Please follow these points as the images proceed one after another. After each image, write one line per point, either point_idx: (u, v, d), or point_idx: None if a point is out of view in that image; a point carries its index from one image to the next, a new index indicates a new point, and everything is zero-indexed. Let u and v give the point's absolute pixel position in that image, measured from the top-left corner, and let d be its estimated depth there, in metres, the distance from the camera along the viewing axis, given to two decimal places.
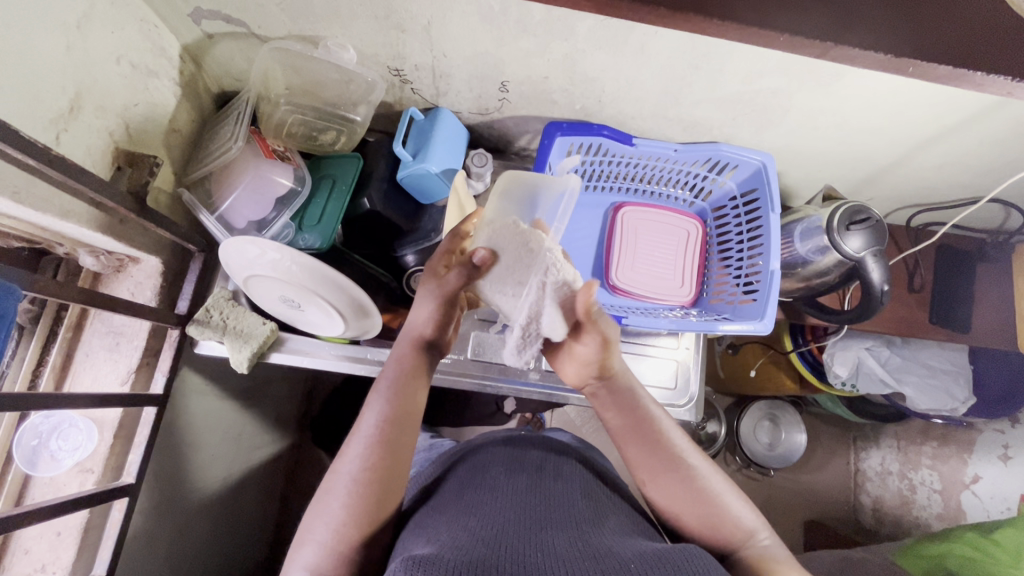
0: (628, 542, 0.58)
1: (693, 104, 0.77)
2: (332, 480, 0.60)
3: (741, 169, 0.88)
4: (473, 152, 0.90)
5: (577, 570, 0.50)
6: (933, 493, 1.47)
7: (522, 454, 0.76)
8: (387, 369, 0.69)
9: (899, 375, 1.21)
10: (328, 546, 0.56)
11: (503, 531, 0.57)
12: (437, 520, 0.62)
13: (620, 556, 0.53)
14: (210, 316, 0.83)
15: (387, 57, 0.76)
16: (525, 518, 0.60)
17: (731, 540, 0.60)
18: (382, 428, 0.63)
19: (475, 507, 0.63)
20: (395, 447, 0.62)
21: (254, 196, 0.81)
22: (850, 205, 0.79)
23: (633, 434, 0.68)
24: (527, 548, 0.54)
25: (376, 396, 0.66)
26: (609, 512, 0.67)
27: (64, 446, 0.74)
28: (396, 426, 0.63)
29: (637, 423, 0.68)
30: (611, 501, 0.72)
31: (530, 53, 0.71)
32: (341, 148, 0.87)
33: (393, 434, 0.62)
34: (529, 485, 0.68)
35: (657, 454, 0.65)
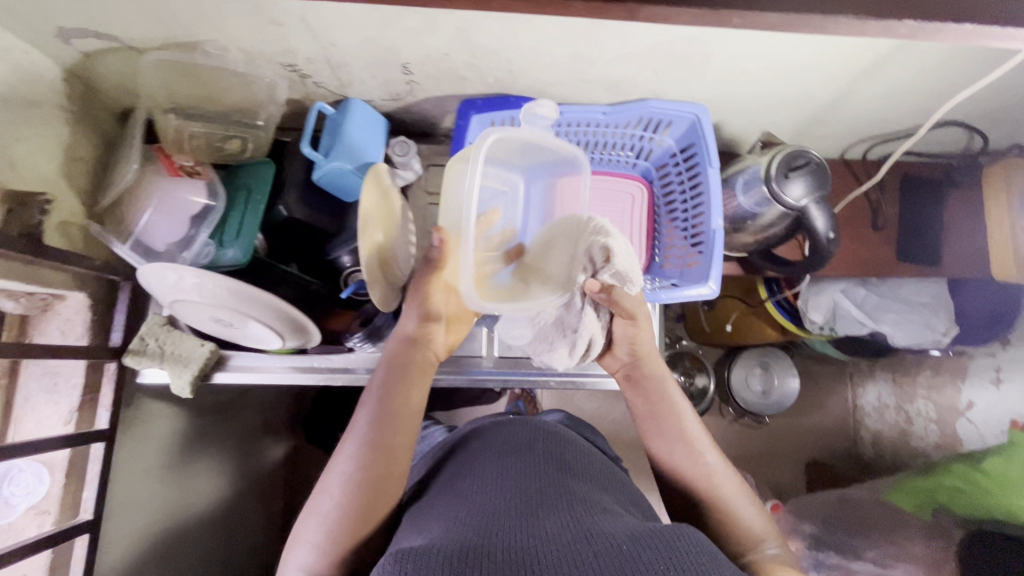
0: (618, 520, 0.57)
1: (609, 63, 0.72)
2: (325, 479, 0.62)
3: (676, 124, 0.83)
4: (395, 142, 0.85)
5: (571, 555, 0.49)
6: (930, 423, 1.49)
7: (509, 435, 0.74)
8: (382, 369, 0.73)
9: (878, 314, 1.17)
10: (319, 545, 0.57)
11: (496, 516, 0.57)
12: (431, 510, 0.62)
13: (613, 537, 0.52)
14: (146, 344, 0.81)
15: (275, 54, 0.71)
16: (519, 501, 0.59)
17: (740, 538, 0.65)
18: (373, 429, 0.65)
19: (468, 492, 0.62)
20: (388, 447, 0.64)
21: (166, 217, 0.77)
22: (789, 149, 0.73)
23: (637, 396, 0.78)
24: (518, 534, 0.53)
25: (369, 401, 0.69)
26: (599, 487, 0.67)
27: (18, 491, 0.73)
28: (385, 427, 0.65)
29: (660, 414, 0.76)
30: (605, 478, 0.71)
31: (419, 31, 0.65)
32: (252, 156, 0.83)
33: (385, 435, 0.64)
34: (524, 461, 0.67)
35: (676, 439, 0.73)
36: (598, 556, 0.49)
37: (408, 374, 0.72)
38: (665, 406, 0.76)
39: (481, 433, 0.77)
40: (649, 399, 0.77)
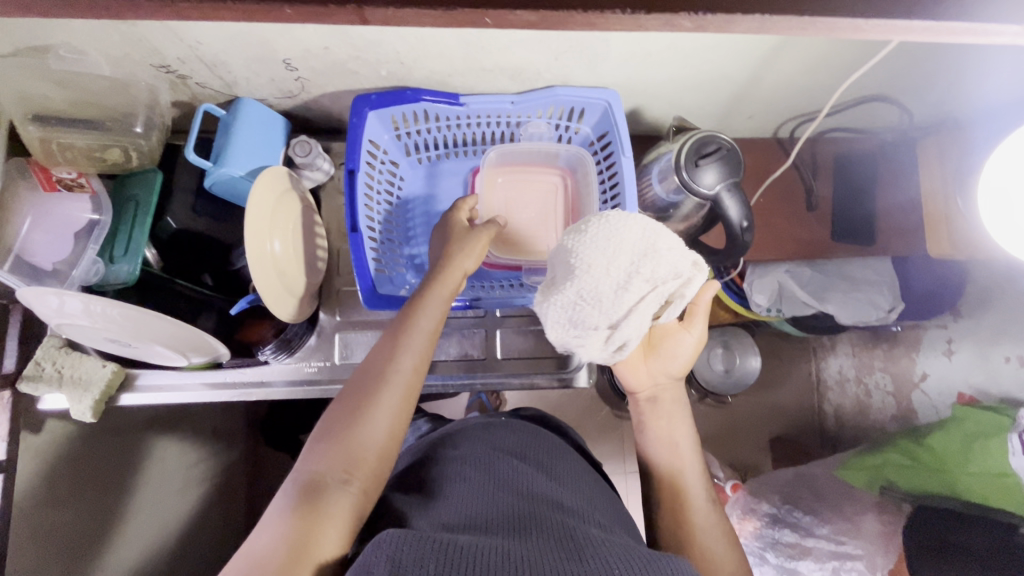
0: (610, 539, 0.54)
1: (505, 51, 0.67)
2: (352, 381, 0.60)
3: (589, 112, 0.79)
4: (295, 141, 0.80)
5: (561, 566, 0.47)
6: (886, 395, 1.51)
7: (504, 441, 0.72)
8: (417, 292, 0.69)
9: (823, 294, 1.15)
10: (338, 443, 0.55)
11: (494, 529, 0.54)
12: (431, 509, 0.59)
13: (604, 556, 0.49)
14: (42, 368, 0.77)
15: (141, 54, 0.66)
16: (518, 513, 0.56)
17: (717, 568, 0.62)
18: (407, 347, 0.62)
19: (475, 495, 0.60)
20: (416, 371, 0.62)
21: (45, 235, 0.72)
22: (698, 136, 0.70)
23: (647, 413, 0.75)
24: (514, 544, 0.50)
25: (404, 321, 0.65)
26: (584, 500, 0.64)
27: None
28: (419, 350, 0.63)
29: (669, 433, 0.73)
30: (598, 496, 0.68)
31: (287, 25, 0.60)
32: (139, 164, 0.77)
33: (416, 358, 0.62)
34: (527, 473, 0.65)
35: (681, 460, 0.70)
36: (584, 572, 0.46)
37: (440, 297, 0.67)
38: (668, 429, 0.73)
39: (482, 434, 0.74)
40: (660, 414, 0.74)
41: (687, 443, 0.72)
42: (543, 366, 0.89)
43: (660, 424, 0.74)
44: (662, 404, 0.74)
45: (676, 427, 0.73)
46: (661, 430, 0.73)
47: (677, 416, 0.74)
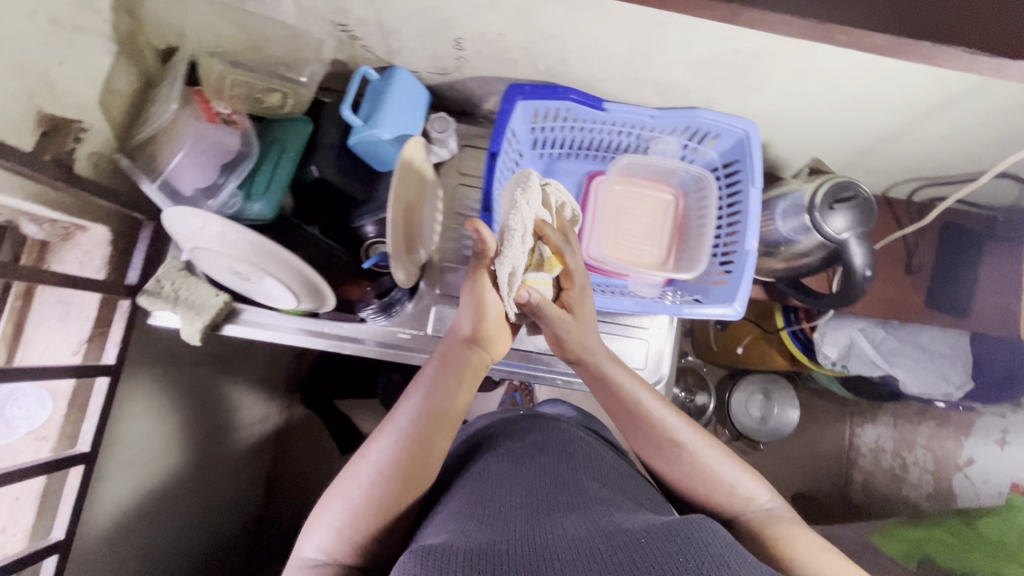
0: (637, 517, 0.54)
1: (666, 66, 0.70)
2: (356, 462, 0.60)
3: (722, 138, 0.80)
4: (433, 117, 0.84)
5: (591, 549, 0.46)
6: (924, 473, 1.45)
7: (525, 435, 0.71)
8: (431, 365, 0.68)
9: (894, 357, 1.14)
10: (340, 530, 0.55)
11: (513, 516, 0.53)
12: (448, 508, 0.58)
13: (631, 532, 0.49)
14: (162, 287, 0.81)
15: (328, 10, 0.69)
16: (534, 505, 0.55)
17: (732, 508, 0.63)
18: (416, 421, 0.62)
19: (485, 490, 0.59)
20: (425, 446, 0.60)
21: (197, 163, 0.76)
22: (836, 180, 0.71)
23: (605, 400, 0.71)
24: (537, 533, 0.50)
25: (416, 389, 0.65)
26: (617, 489, 0.63)
27: (19, 414, 0.74)
28: (428, 422, 0.62)
29: (618, 396, 0.70)
30: (616, 476, 0.67)
31: (477, 7, 0.63)
32: (290, 112, 0.81)
33: (425, 430, 0.61)
34: (541, 464, 0.63)
35: (640, 425, 0.68)
36: (618, 552, 0.45)
37: (456, 375, 0.66)
38: (631, 404, 0.69)
39: (510, 430, 0.73)
40: (598, 381, 0.71)
41: (639, 402, 0.69)
42: None
43: (608, 389, 0.71)
44: (612, 377, 0.70)
45: (620, 386, 0.70)
46: (610, 403, 0.71)
47: (619, 390, 0.70)
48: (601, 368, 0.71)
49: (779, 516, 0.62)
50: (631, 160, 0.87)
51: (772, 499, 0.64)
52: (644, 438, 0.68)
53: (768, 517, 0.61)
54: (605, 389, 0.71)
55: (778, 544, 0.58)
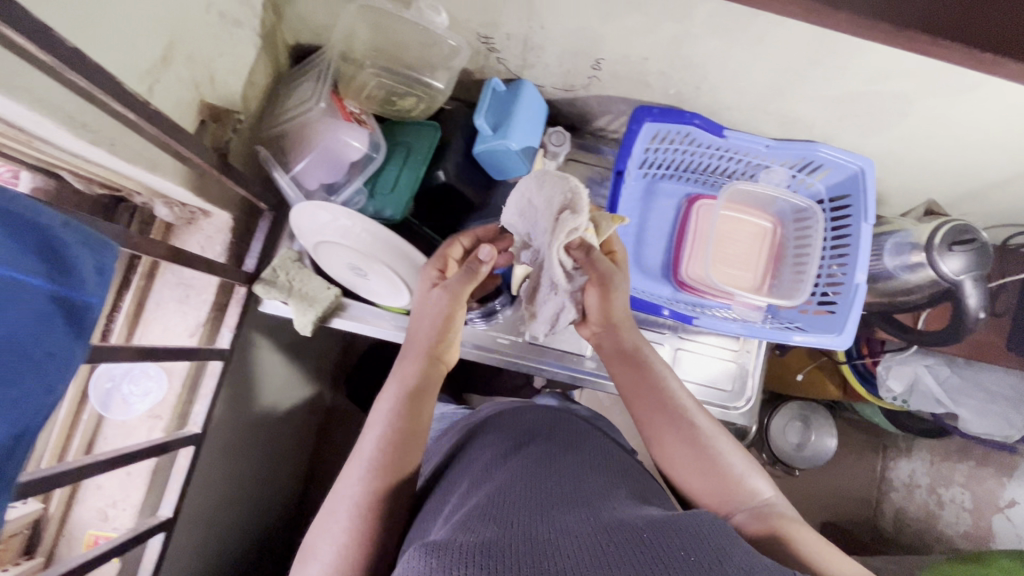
0: (639, 510, 0.52)
1: (800, 100, 0.72)
2: (333, 500, 0.59)
3: (834, 172, 0.82)
4: (550, 130, 0.86)
5: (590, 546, 0.44)
6: (962, 511, 1.43)
7: (527, 429, 0.70)
8: (392, 386, 0.67)
9: (958, 397, 1.15)
10: (332, 566, 0.54)
11: (514, 506, 0.51)
12: (455, 500, 0.57)
13: (630, 524, 0.47)
14: (276, 276, 0.83)
15: (479, 23, 0.71)
16: (535, 496, 0.53)
17: (737, 499, 0.61)
18: (387, 444, 0.61)
19: (488, 481, 0.57)
20: (400, 465, 0.61)
21: (326, 160, 0.78)
22: (954, 223, 0.73)
23: (629, 378, 0.71)
24: (539, 526, 0.48)
25: (380, 412, 0.64)
26: (621, 484, 0.60)
27: (135, 391, 0.76)
28: (403, 443, 0.61)
29: (643, 375, 0.70)
30: (630, 474, 0.65)
31: (634, 32, 0.66)
32: (419, 115, 0.83)
33: (400, 452, 0.61)
34: (540, 457, 0.61)
35: (658, 406, 0.67)
36: (618, 547, 0.43)
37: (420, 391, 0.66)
38: (654, 386, 0.69)
39: (503, 425, 0.72)
40: (629, 360, 0.72)
41: (661, 381, 0.69)
42: (707, 395, 0.93)
43: (635, 367, 0.71)
44: (645, 361, 0.71)
45: (644, 365, 0.71)
46: (628, 379, 0.71)
47: (653, 371, 0.70)
48: (640, 352, 0.72)
49: (782, 509, 0.60)
50: (741, 188, 0.88)
51: (778, 496, 0.62)
52: (660, 419, 0.67)
53: (773, 510, 0.59)
54: (637, 369, 0.71)
55: (783, 535, 0.56)
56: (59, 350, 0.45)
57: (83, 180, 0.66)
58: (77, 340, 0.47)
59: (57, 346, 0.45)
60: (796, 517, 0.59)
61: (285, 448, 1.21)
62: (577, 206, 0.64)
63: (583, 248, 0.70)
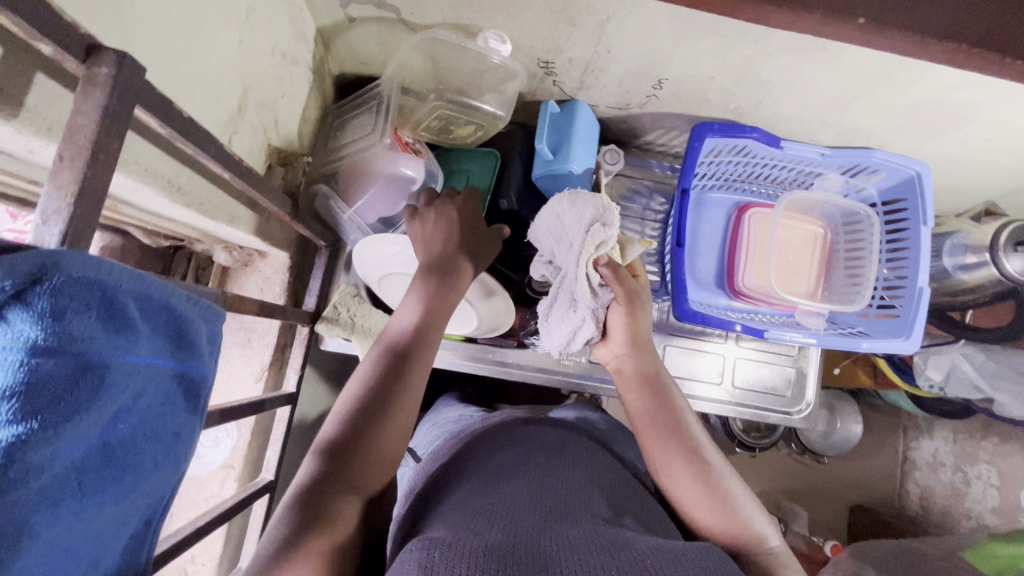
0: (646, 535, 0.52)
1: (864, 110, 0.72)
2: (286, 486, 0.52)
3: (888, 176, 0.83)
4: (604, 149, 0.85)
5: (587, 565, 0.44)
6: (989, 487, 1.38)
7: (536, 440, 0.68)
8: (363, 366, 0.60)
9: (996, 382, 1.15)
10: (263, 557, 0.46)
11: (521, 522, 0.50)
12: (453, 503, 0.56)
13: (636, 548, 0.47)
14: (338, 313, 0.81)
15: (542, 49, 0.70)
16: (544, 511, 0.53)
17: (744, 543, 0.56)
18: (343, 432, 0.54)
19: (491, 488, 0.57)
20: (358, 456, 0.53)
21: (386, 193, 0.77)
22: (1017, 224, 0.75)
23: (646, 398, 0.67)
24: (544, 541, 0.47)
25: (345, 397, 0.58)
26: (625, 509, 0.58)
27: (205, 443, 0.76)
28: (357, 433, 0.54)
29: (663, 402, 0.66)
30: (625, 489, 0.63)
31: (706, 53, 0.65)
32: (473, 142, 0.83)
33: (355, 442, 0.53)
34: (546, 467, 0.61)
35: (675, 434, 0.63)
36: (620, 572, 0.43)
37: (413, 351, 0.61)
38: (671, 413, 0.65)
39: (503, 439, 0.68)
40: (651, 385, 0.67)
41: (680, 412, 0.65)
42: (767, 402, 0.94)
43: (653, 392, 0.67)
44: (667, 391, 0.67)
45: (663, 393, 0.67)
46: (643, 406, 0.66)
47: (671, 399, 0.66)
48: (660, 380, 0.68)
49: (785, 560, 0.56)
50: (796, 195, 0.88)
51: (782, 547, 0.58)
52: (673, 447, 0.62)
53: (776, 561, 0.55)
54: (657, 396, 0.67)
55: None
56: (183, 429, 0.43)
57: (150, 234, 0.64)
58: (194, 416, 0.45)
59: (178, 425, 0.43)
60: None
61: None
62: (608, 219, 0.65)
63: (612, 265, 0.66)
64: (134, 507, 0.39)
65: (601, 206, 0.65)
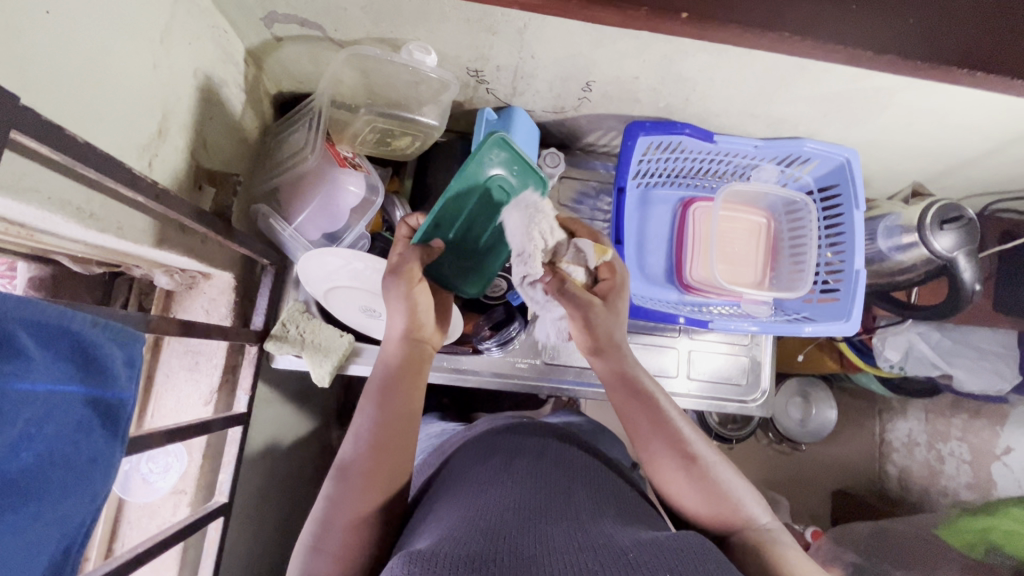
0: (630, 530, 0.53)
1: (786, 102, 0.74)
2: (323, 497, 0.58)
3: (821, 164, 0.85)
4: (544, 153, 0.87)
5: (573, 567, 0.44)
6: (962, 463, 1.40)
7: (520, 444, 0.68)
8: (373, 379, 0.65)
9: (950, 359, 1.14)
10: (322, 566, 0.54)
11: (506, 522, 0.51)
12: (441, 514, 0.55)
13: (619, 546, 0.48)
14: (287, 330, 0.81)
15: (469, 59, 0.71)
16: (528, 510, 0.53)
17: (739, 527, 0.58)
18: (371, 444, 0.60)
19: (479, 496, 0.56)
20: (384, 465, 0.59)
21: (327, 208, 0.77)
22: (942, 203, 0.77)
23: (626, 399, 0.65)
24: (528, 543, 0.48)
25: (363, 409, 0.62)
26: (612, 504, 0.59)
27: (154, 469, 0.75)
28: (382, 446, 0.60)
29: (640, 402, 0.64)
30: (611, 487, 0.64)
31: (626, 54, 0.67)
32: (414, 152, 0.83)
33: (381, 454, 0.59)
34: (531, 470, 0.61)
35: (659, 432, 0.62)
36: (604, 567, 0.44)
37: (411, 373, 0.65)
38: (652, 412, 0.63)
39: (490, 443, 0.69)
40: (626, 386, 0.65)
41: (659, 408, 0.64)
42: (725, 392, 0.95)
43: (628, 392, 0.65)
44: (645, 389, 0.65)
45: (639, 391, 0.65)
46: (621, 407, 0.65)
47: (650, 397, 0.64)
48: (638, 380, 0.66)
49: (781, 538, 0.57)
50: (734, 187, 0.90)
51: (775, 521, 0.59)
52: (659, 445, 0.62)
53: (772, 538, 0.56)
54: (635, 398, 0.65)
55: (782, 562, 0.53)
56: (101, 454, 0.43)
57: (81, 262, 0.64)
58: (115, 441, 0.45)
59: (95, 451, 0.43)
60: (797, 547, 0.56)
61: (304, 498, 1.19)
62: (533, 234, 0.59)
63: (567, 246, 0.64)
64: (50, 534, 0.39)
65: (529, 220, 0.60)
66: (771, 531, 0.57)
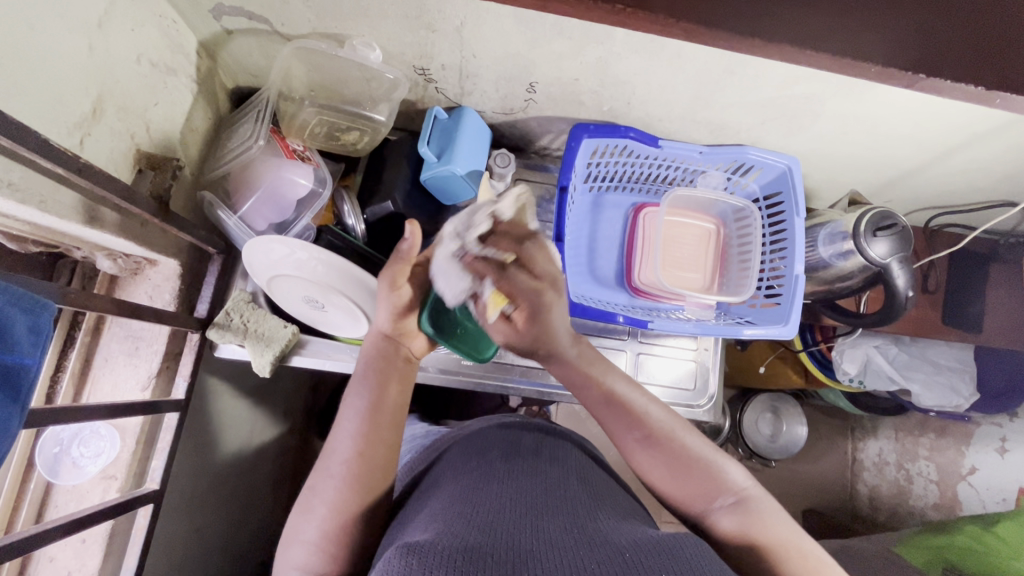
0: (624, 529, 0.52)
1: (723, 107, 0.76)
2: (315, 481, 0.59)
3: (765, 172, 0.87)
4: (495, 153, 0.88)
5: (572, 560, 0.44)
6: (929, 483, 1.34)
7: (513, 438, 0.69)
8: (361, 366, 0.67)
9: (908, 373, 1.11)
10: (315, 545, 0.55)
11: (500, 517, 0.51)
12: (434, 506, 0.56)
13: (615, 545, 0.47)
14: (231, 320, 0.82)
15: (414, 56, 0.73)
16: (522, 506, 0.53)
17: (714, 496, 0.58)
18: (358, 425, 0.60)
19: (473, 490, 0.56)
20: (374, 442, 0.60)
21: (272, 198, 0.79)
22: (876, 210, 0.79)
23: (594, 405, 0.65)
24: (522, 536, 0.48)
25: (352, 394, 0.64)
26: (605, 500, 0.61)
27: (86, 453, 0.73)
28: (371, 422, 0.61)
29: (592, 391, 0.65)
30: (604, 489, 0.64)
31: (562, 55, 0.69)
32: (363, 147, 0.85)
33: (371, 430, 0.60)
34: (527, 469, 0.62)
35: (620, 415, 0.63)
36: (596, 563, 0.43)
37: (398, 358, 0.67)
38: (616, 396, 0.64)
39: (475, 436, 0.71)
40: (574, 379, 0.66)
41: (619, 393, 0.64)
42: (672, 395, 0.95)
43: (574, 384, 0.66)
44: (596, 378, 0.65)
45: (590, 379, 0.65)
46: (590, 397, 0.65)
47: (612, 382, 0.65)
48: (604, 386, 0.64)
49: (758, 501, 0.57)
50: (678, 190, 0.91)
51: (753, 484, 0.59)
52: (618, 422, 0.63)
53: (749, 502, 0.57)
54: (601, 397, 0.64)
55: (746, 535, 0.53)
56: None
57: (15, 240, 0.64)
58: (14, 405, 0.45)
59: None
60: (777, 512, 0.56)
61: (260, 499, 1.17)
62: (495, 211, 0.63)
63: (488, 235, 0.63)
64: None
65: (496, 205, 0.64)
66: (747, 497, 0.57)
